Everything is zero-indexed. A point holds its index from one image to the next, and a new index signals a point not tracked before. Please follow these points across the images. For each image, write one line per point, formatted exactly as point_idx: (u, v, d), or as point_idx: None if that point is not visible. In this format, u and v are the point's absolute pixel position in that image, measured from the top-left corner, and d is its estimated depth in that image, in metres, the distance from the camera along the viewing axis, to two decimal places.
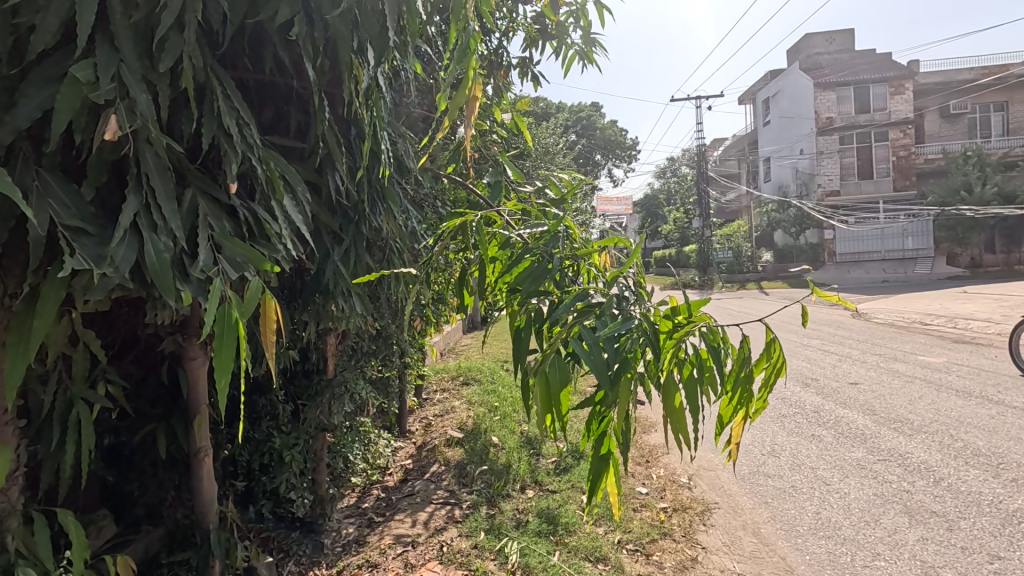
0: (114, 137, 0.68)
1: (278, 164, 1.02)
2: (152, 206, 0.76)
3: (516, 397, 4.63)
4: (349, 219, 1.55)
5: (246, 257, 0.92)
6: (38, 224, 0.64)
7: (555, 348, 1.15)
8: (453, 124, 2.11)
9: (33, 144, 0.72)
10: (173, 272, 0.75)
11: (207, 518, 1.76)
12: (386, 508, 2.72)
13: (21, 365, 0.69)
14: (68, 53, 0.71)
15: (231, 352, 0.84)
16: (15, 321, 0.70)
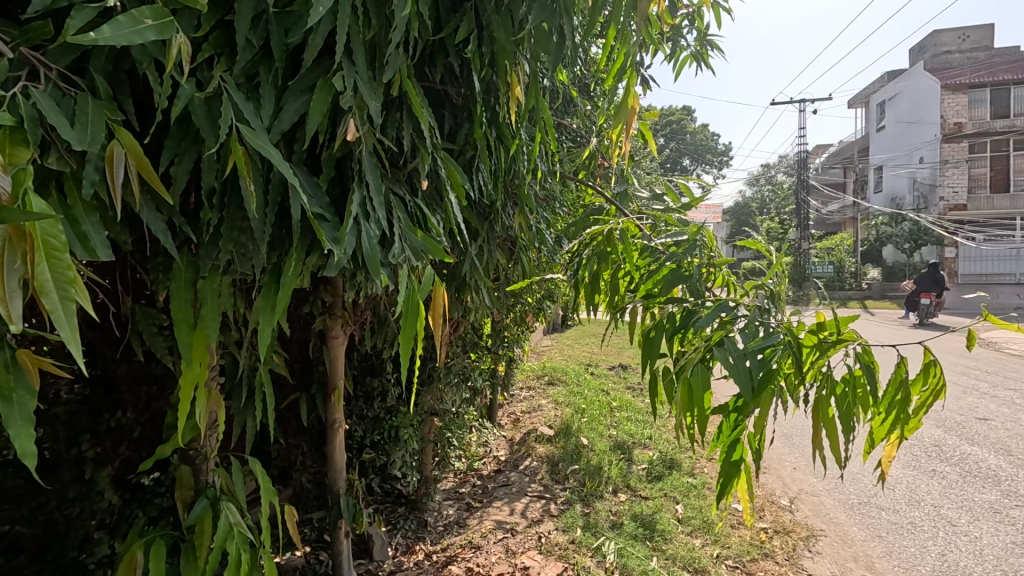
0: (352, 137, 0.79)
1: (453, 164, 1.12)
2: (367, 198, 0.88)
3: (603, 401, 4.61)
4: (486, 218, 1.64)
5: (425, 247, 1.03)
6: (296, 209, 0.75)
7: (698, 356, 1.20)
8: (578, 129, 2.17)
9: (285, 143, 0.84)
10: (379, 255, 0.86)
11: (337, 483, 1.93)
12: (483, 495, 2.83)
13: (267, 328, 0.81)
14: (317, 65, 0.82)
15: (414, 330, 0.96)
16: (264, 290, 0.82)
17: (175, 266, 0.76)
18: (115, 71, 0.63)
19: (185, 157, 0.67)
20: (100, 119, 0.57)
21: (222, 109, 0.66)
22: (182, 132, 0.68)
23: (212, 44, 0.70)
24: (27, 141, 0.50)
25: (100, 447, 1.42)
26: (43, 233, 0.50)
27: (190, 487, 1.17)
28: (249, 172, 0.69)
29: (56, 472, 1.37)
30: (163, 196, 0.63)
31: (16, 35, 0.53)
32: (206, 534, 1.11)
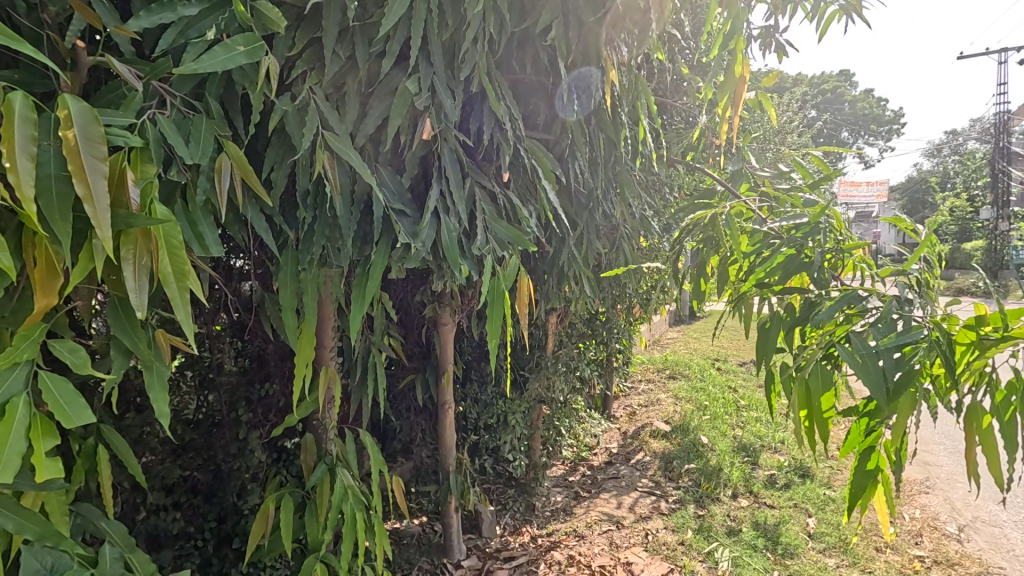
0: (428, 135, 0.83)
1: (538, 154, 1.12)
2: (447, 193, 0.92)
3: (729, 399, 4.29)
4: (585, 207, 1.60)
5: (509, 237, 1.05)
6: (377, 206, 0.81)
7: (817, 354, 1.07)
8: (692, 106, 2.02)
9: (373, 145, 0.91)
10: (457, 247, 0.91)
11: (448, 461, 2.06)
12: (591, 485, 2.82)
13: (360, 313, 0.89)
14: (399, 70, 0.87)
15: (498, 318, 0.99)
16: (356, 280, 0.90)
17: (281, 259, 0.85)
18: (226, 93, 0.73)
19: (282, 164, 0.77)
20: (209, 135, 0.67)
21: (308, 119, 0.74)
22: (280, 141, 0.77)
23: (303, 61, 0.78)
24: (152, 158, 0.61)
25: (253, 413, 1.67)
26: (165, 234, 0.60)
27: (313, 452, 1.32)
28: (334, 175, 0.77)
29: (219, 432, 1.63)
30: (262, 198, 0.73)
31: (147, 70, 0.64)
32: (325, 494, 1.27)
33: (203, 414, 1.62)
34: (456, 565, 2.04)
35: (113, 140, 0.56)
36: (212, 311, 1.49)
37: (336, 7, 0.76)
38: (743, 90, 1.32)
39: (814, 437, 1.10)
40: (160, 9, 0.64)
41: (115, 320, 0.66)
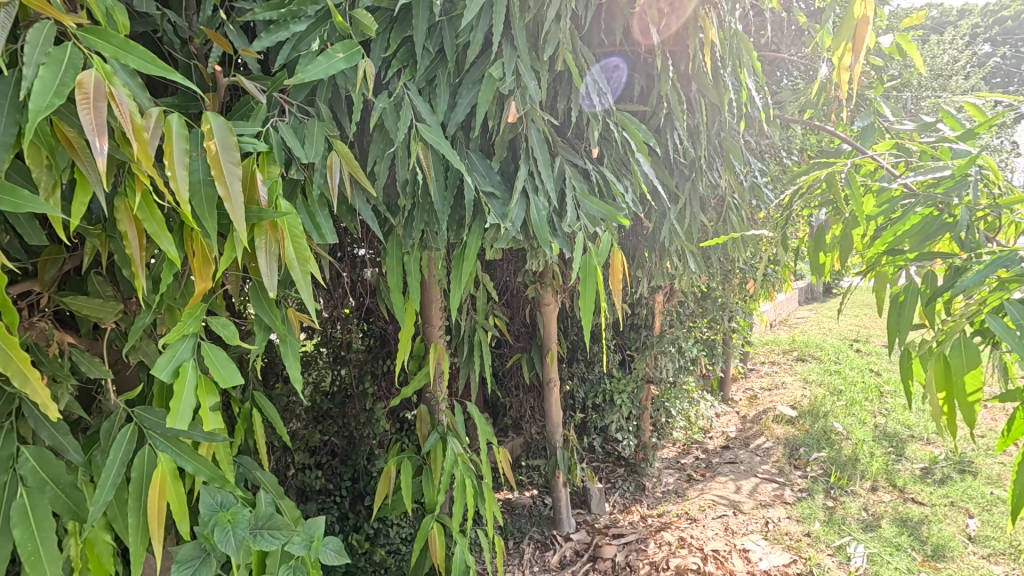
0: (514, 118, 0.86)
1: (628, 126, 1.09)
2: (535, 173, 0.94)
3: (870, 383, 3.85)
4: (687, 179, 1.53)
5: (601, 213, 1.05)
6: (469, 190, 0.86)
7: (959, 326, 0.92)
8: (812, 57, 1.81)
9: (464, 132, 0.95)
10: (546, 225, 0.93)
11: (554, 437, 2.12)
12: (706, 468, 2.72)
13: (458, 291, 0.95)
14: (485, 57, 0.90)
15: (591, 295, 1.00)
16: (454, 261, 0.96)
17: (387, 245, 0.94)
18: (333, 96, 0.82)
19: (383, 158, 0.85)
20: (320, 135, 0.76)
21: (403, 114, 0.80)
22: (381, 136, 0.85)
23: (398, 60, 0.84)
24: (276, 161, 0.71)
25: (377, 386, 1.85)
26: (289, 225, 0.70)
27: (427, 422, 1.45)
28: (428, 163, 0.83)
29: (350, 402, 1.84)
30: (367, 189, 0.81)
31: (269, 83, 0.74)
32: (439, 460, 1.38)
33: (337, 386, 1.84)
34: (566, 537, 2.10)
35: (245, 146, 0.66)
36: (339, 295, 1.67)
37: (423, 5, 0.81)
38: (868, 28, 1.15)
39: (957, 420, 0.95)
40: (277, 29, 0.73)
41: (256, 300, 0.78)
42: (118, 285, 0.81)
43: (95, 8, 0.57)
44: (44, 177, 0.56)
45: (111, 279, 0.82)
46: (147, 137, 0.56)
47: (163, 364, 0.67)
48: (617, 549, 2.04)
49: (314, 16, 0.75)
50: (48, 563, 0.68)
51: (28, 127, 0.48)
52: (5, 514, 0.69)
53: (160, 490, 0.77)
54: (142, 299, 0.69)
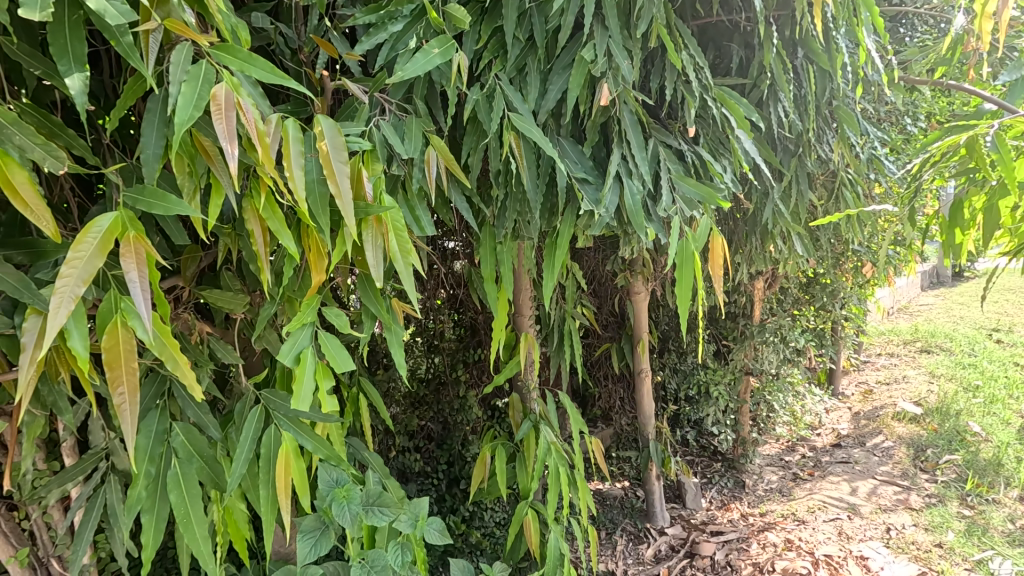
0: (606, 101, 0.84)
1: (728, 100, 1.02)
2: (628, 156, 0.91)
3: (1014, 378, 3.37)
4: (792, 155, 1.41)
5: (700, 195, 1.00)
6: (561, 177, 0.85)
7: None
8: (943, 8, 1.59)
9: (555, 119, 0.94)
10: (641, 210, 0.90)
11: (647, 429, 2.06)
12: (814, 467, 2.52)
13: (551, 279, 0.96)
14: (575, 40, 0.88)
15: (690, 281, 0.95)
16: (546, 249, 0.97)
17: (481, 235, 0.96)
18: (429, 92, 0.85)
19: (477, 149, 0.86)
20: (418, 131, 0.78)
21: (496, 104, 0.81)
22: (475, 128, 0.86)
23: (489, 51, 0.85)
24: (379, 157, 0.74)
25: (469, 374, 1.92)
26: (392, 219, 0.74)
27: (520, 410, 1.47)
28: (521, 152, 0.83)
29: (444, 389, 1.92)
30: (462, 181, 0.83)
31: (370, 84, 0.78)
32: (532, 448, 1.40)
33: (431, 374, 1.92)
34: (660, 531, 2.04)
35: (352, 146, 0.70)
36: (432, 286, 1.73)
37: None
38: None
39: None
40: (376, 30, 0.76)
41: (363, 291, 0.84)
42: (244, 279, 0.90)
43: (223, 26, 0.62)
44: (186, 183, 0.63)
45: (239, 274, 0.91)
46: (269, 141, 0.61)
47: (287, 349, 0.73)
48: (716, 547, 1.95)
49: (409, 15, 0.78)
50: (197, 525, 0.79)
51: (174, 138, 0.54)
52: (164, 480, 0.80)
53: (286, 466, 0.85)
54: (267, 291, 0.76)
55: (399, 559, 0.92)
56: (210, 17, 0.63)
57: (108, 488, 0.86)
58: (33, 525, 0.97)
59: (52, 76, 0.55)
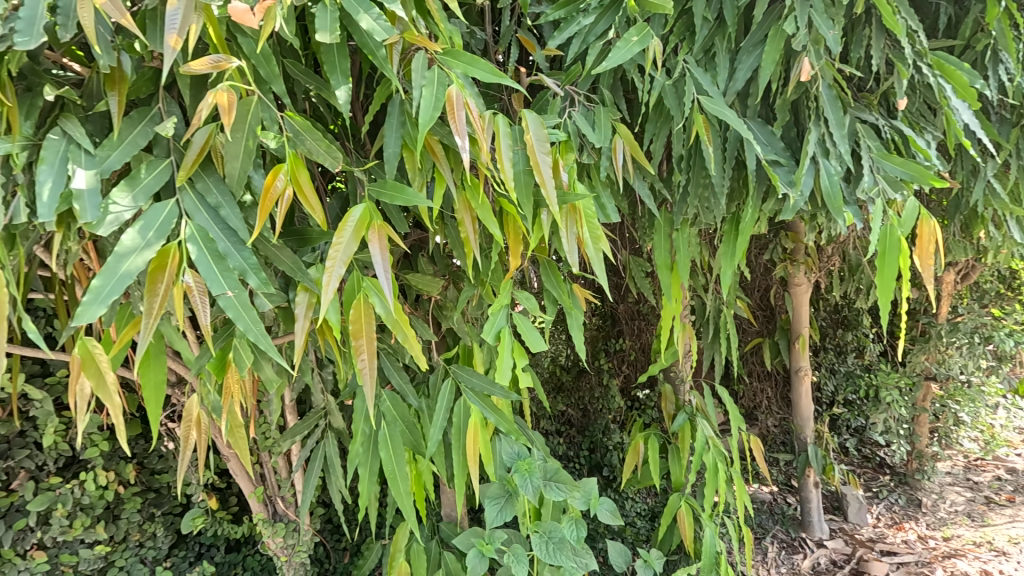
0: (807, 76, 0.78)
1: (946, 66, 0.90)
2: (826, 135, 0.84)
3: None
4: (1013, 125, 1.21)
5: (908, 174, 0.89)
6: (752, 159, 0.81)
7: None
8: None
9: (741, 100, 0.90)
10: (840, 193, 0.84)
11: (804, 432, 1.89)
12: (1015, 492, 2.16)
13: (732, 266, 0.94)
14: (768, 15, 0.83)
15: (894, 270, 0.84)
16: (728, 237, 0.95)
17: (658, 222, 0.96)
18: (614, 81, 0.86)
19: (660, 134, 0.86)
20: (608, 120, 0.80)
21: (685, 88, 0.79)
22: (659, 114, 0.85)
23: (676, 35, 0.84)
24: (573, 147, 0.77)
25: (611, 363, 1.97)
26: (585, 208, 0.77)
27: (673, 401, 1.45)
28: (710, 136, 0.80)
29: (586, 376, 1.98)
30: (647, 168, 0.83)
31: (561, 78, 0.81)
32: (688, 441, 1.37)
33: (572, 361, 1.99)
34: (819, 544, 1.88)
35: (552, 137, 0.74)
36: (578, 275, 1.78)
37: None
38: None
39: None
40: (568, 24, 0.79)
41: (547, 276, 0.88)
42: (437, 265, 0.99)
43: (445, 34, 0.68)
44: (416, 177, 0.70)
45: (432, 260, 1.01)
46: (487, 136, 0.66)
47: (488, 329, 0.79)
48: (890, 568, 1.75)
49: (600, 7, 0.79)
50: (402, 481, 0.89)
51: (417, 137, 0.61)
52: (376, 439, 0.91)
53: (474, 436, 0.92)
54: (467, 275, 0.82)
55: (575, 533, 0.99)
56: (435, 26, 0.69)
57: (327, 442, 1.00)
58: (265, 468, 1.16)
59: (321, 89, 0.64)
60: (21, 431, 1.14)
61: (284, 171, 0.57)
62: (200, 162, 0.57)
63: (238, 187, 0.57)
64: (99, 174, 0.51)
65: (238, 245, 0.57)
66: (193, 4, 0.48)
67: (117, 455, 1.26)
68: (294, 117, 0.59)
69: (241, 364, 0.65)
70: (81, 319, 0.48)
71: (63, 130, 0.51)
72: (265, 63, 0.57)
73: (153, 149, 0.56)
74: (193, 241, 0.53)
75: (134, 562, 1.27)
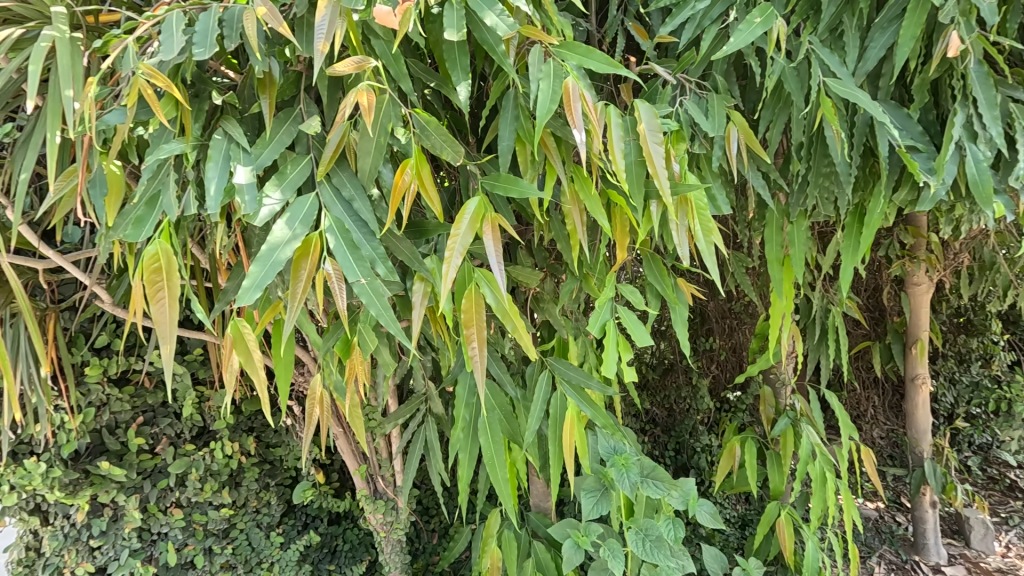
0: (956, 51, 0.70)
1: None
2: (975, 116, 0.76)
3: None
4: None
5: None
6: (885, 145, 0.75)
7: None
8: None
9: (871, 82, 0.83)
10: (991, 181, 0.75)
11: (920, 446, 1.72)
12: None
13: (853, 261, 0.87)
14: None
15: None
16: (850, 230, 0.88)
17: (770, 215, 0.92)
18: (727, 66, 0.82)
19: (778, 121, 0.81)
20: (722, 107, 0.76)
21: (810, 70, 0.74)
22: (778, 99, 0.80)
23: (799, 15, 0.79)
24: (687, 137, 0.74)
25: (699, 362, 1.90)
26: (696, 200, 0.74)
27: (773, 404, 1.37)
28: (837, 121, 0.75)
29: (672, 375, 1.92)
30: (763, 157, 0.79)
31: (672, 66, 0.79)
32: (790, 446, 1.29)
33: (658, 359, 1.93)
34: (935, 569, 1.72)
35: (665, 126, 0.72)
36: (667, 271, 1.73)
37: None
38: None
39: None
40: (681, 9, 0.76)
41: (651, 269, 0.86)
42: (535, 258, 1.00)
43: (560, 27, 0.68)
44: (528, 169, 0.71)
45: (531, 253, 1.02)
46: (602, 126, 0.65)
47: (593, 321, 0.79)
48: None
49: None
50: (501, 468, 0.91)
51: (534, 129, 0.62)
52: (476, 426, 0.93)
53: (571, 428, 0.92)
54: (571, 268, 0.83)
55: (672, 533, 0.97)
56: (549, 18, 0.70)
57: (428, 427, 1.04)
58: (368, 448, 1.23)
59: (441, 86, 0.66)
60: (164, 402, 1.29)
61: (410, 165, 0.60)
62: (336, 158, 0.61)
63: (369, 181, 0.60)
64: (255, 170, 0.56)
65: (370, 236, 0.61)
66: (338, 10, 0.52)
67: (240, 428, 1.39)
68: (420, 113, 0.61)
69: (365, 348, 0.69)
70: (242, 302, 0.53)
71: (225, 131, 0.57)
72: (394, 63, 0.60)
73: (296, 146, 0.61)
74: (332, 232, 0.57)
75: (252, 525, 1.41)
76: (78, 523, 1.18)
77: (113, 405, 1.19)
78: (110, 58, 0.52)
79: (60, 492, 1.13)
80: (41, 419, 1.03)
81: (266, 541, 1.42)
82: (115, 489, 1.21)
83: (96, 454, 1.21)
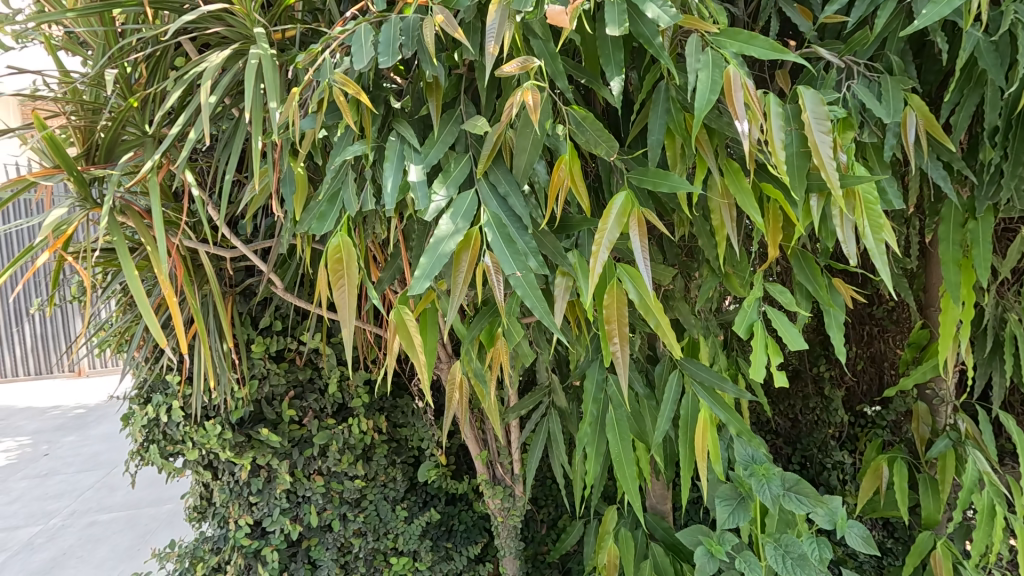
0: None
1: None
2: None
3: None
4: None
5: None
6: None
7: None
8: None
9: None
10: None
11: None
12: None
13: None
14: None
15: None
16: None
17: (947, 211, 0.82)
18: (904, 44, 0.74)
19: (967, 103, 0.71)
20: (898, 90, 0.69)
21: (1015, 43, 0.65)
22: (968, 79, 0.71)
23: None
24: (855, 124, 0.68)
25: (832, 370, 1.74)
26: (864, 194, 0.68)
27: (929, 423, 1.22)
28: None
29: (800, 382, 1.77)
30: (947, 145, 0.70)
31: (840, 48, 0.73)
32: (951, 471, 1.14)
33: (783, 365, 1.80)
34: None
35: (832, 114, 0.66)
36: None
37: None
38: None
39: None
40: None
41: (801, 268, 0.80)
42: (667, 254, 0.97)
43: (718, 15, 0.66)
44: (677, 164, 0.70)
45: (662, 250, 0.99)
46: (763, 116, 0.62)
47: (739, 322, 0.76)
48: None
49: None
50: (629, 466, 0.90)
51: (692, 122, 0.60)
52: (603, 421, 0.93)
53: (704, 431, 0.89)
54: (713, 265, 0.80)
55: (817, 552, 0.90)
56: (704, 6, 0.67)
57: (552, 419, 1.06)
58: (488, 435, 1.28)
59: (592, 81, 0.67)
60: (310, 380, 1.43)
61: (565, 161, 0.61)
62: (493, 156, 0.64)
63: (524, 177, 0.62)
64: (425, 169, 0.60)
65: (524, 231, 0.63)
66: (508, 13, 0.54)
67: (374, 408, 1.51)
68: (576, 109, 0.62)
69: (510, 339, 0.71)
70: (413, 291, 0.57)
71: (399, 133, 0.62)
72: (551, 61, 0.61)
73: (457, 146, 0.65)
74: (490, 227, 0.60)
75: (380, 498, 1.52)
76: (241, 480, 1.36)
77: (271, 378, 1.35)
78: (310, 70, 0.59)
79: (229, 451, 1.30)
80: (220, 386, 1.19)
81: (392, 513, 1.52)
82: (270, 454, 1.35)
83: (257, 421, 1.37)
